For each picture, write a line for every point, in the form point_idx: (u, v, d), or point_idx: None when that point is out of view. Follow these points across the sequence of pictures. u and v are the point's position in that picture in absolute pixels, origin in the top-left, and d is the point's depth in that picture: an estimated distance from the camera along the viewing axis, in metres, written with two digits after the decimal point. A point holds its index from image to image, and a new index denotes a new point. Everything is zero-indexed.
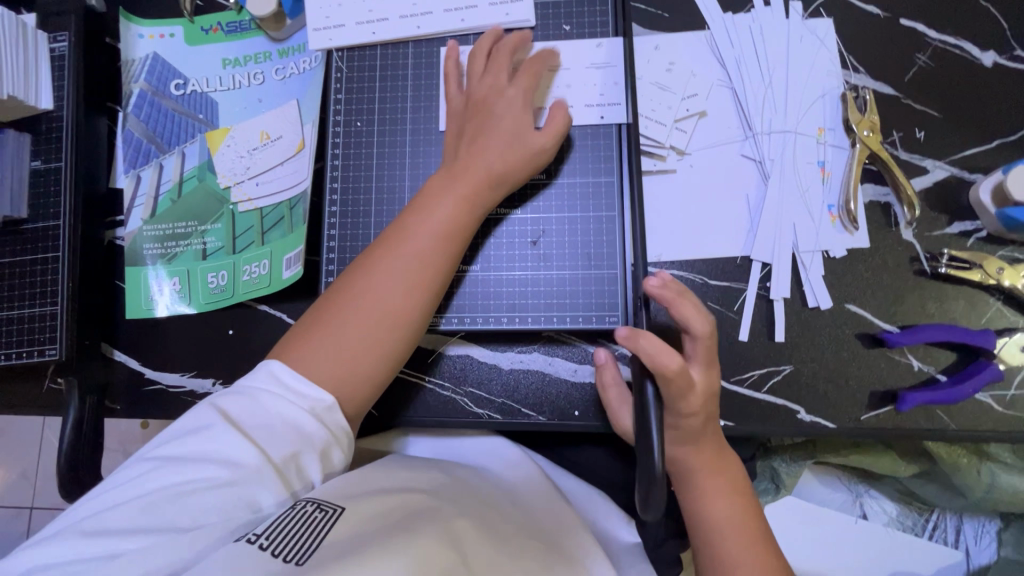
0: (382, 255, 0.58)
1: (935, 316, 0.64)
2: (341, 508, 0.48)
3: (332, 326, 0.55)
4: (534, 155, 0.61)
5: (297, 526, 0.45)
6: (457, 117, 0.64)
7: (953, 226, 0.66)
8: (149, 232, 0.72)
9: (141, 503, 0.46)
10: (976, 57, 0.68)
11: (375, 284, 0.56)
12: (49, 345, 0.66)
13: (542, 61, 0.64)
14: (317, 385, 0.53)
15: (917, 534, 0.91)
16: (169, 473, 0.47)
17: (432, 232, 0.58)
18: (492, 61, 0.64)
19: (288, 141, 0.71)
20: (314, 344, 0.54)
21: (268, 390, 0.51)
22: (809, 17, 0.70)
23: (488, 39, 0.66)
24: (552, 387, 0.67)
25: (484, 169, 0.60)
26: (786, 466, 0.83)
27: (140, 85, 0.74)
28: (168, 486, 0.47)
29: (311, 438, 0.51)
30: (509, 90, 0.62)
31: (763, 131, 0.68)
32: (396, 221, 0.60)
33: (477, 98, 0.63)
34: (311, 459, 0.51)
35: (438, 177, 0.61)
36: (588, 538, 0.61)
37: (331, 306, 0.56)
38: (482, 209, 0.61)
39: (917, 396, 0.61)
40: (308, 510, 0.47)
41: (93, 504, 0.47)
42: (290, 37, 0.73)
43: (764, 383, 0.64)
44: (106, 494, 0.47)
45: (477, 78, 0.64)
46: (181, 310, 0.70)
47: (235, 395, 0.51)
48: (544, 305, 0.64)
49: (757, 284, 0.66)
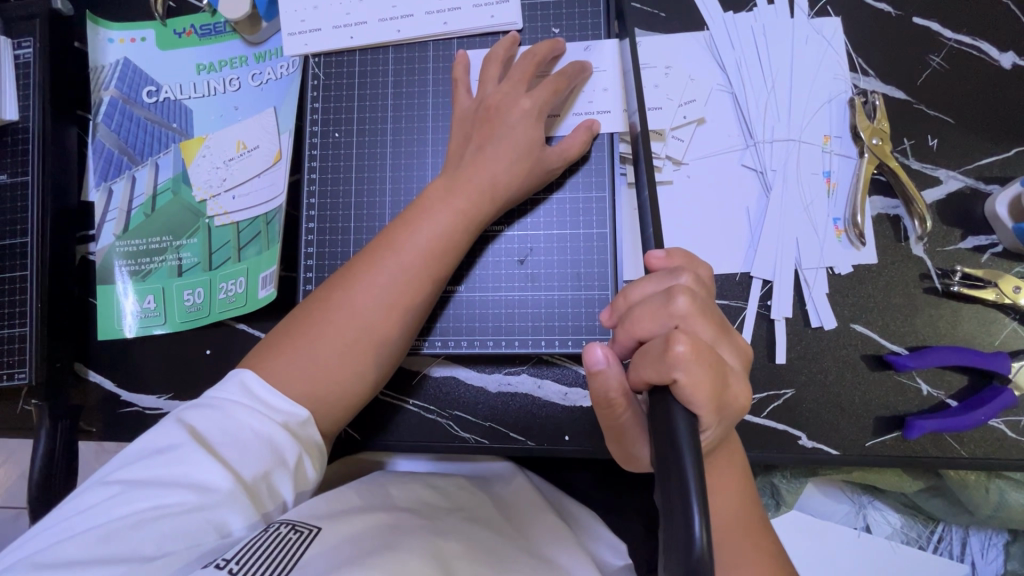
0: (367, 265, 0.54)
1: (946, 336, 0.61)
2: (317, 528, 0.45)
3: (309, 339, 0.52)
4: (543, 169, 0.58)
5: (270, 547, 0.42)
6: (466, 122, 0.60)
7: (966, 241, 0.62)
8: (122, 249, 0.69)
9: (103, 531, 0.42)
10: (994, 59, 0.64)
11: (356, 297, 0.53)
12: (18, 368, 0.64)
13: (568, 75, 0.59)
14: (289, 399, 0.50)
15: (922, 547, 0.87)
16: (132, 498, 0.43)
17: (425, 247, 0.55)
18: (515, 68, 0.60)
19: (265, 152, 0.68)
20: (289, 356, 0.51)
21: (238, 406, 0.48)
22: (815, 16, 0.65)
23: (504, 44, 0.62)
24: (541, 411, 0.64)
25: (485, 181, 0.56)
26: (787, 483, 0.80)
27: (110, 93, 0.71)
28: (131, 512, 0.42)
29: (284, 455, 0.48)
30: (525, 99, 0.58)
31: (765, 139, 0.64)
32: (386, 229, 0.56)
33: (490, 103, 0.59)
34: (283, 477, 0.48)
35: (436, 184, 0.57)
36: (579, 552, 0.57)
37: (311, 315, 0.53)
38: (480, 225, 0.58)
39: (926, 423, 0.58)
40: (281, 532, 0.44)
41: (50, 534, 0.43)
42: (266, 41, 0.69)
43: (764, 408, 0.61)
44: (63, 524, 0.43)
45: (489, 85, 0.60)
46: (155, 330, 0.68)
47: (203, 413, 0.48)
48: (532, 327, 0.61)
49: (757, 302, 0.62)
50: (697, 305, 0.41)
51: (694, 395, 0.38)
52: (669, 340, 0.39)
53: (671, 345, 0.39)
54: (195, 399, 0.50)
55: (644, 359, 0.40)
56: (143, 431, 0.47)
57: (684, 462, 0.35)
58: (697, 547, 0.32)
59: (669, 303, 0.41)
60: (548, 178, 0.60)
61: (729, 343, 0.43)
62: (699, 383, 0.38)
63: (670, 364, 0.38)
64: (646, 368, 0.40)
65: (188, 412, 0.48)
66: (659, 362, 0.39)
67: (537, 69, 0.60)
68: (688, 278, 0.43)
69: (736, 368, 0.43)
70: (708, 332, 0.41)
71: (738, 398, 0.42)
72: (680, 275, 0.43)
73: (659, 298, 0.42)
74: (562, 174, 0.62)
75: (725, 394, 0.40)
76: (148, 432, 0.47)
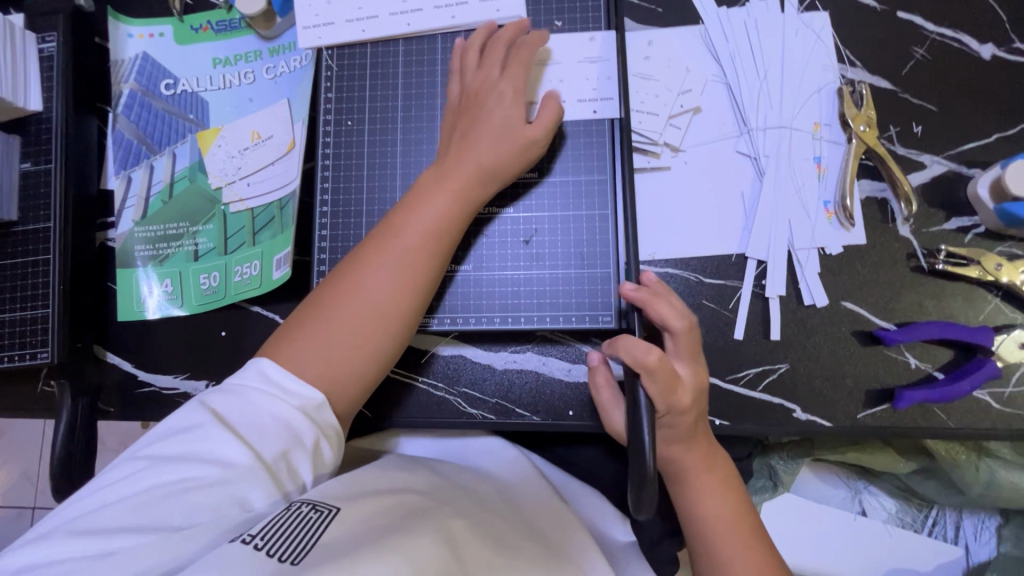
0: (371, 252, 0.57)
1: (932, 313, 0.64)
2: (336, 509, 0.47)
3: (319, 324, 0.55)
4: (526, 146, 0.60)
5: (293, 526, 0.44)
6: (453, 112, 0.64)
7: (951, 222, 0.65)
8: (141, 234, 0.71)
9: (134, 502, 0.44)
10: (975, 50, 0.67)
11: (361, 283, 0.56)
12: (40, 348, 0.66)
13: (528, 47, 0.63)
14: (306, 383, 0.52)
15: (916, 530, 0.89)
16: (159, 472, 0.46)
17: (423, 231, 0.57)
18: (487, 54, 0.63)
19: (279, 141, 0.70)
20: (302, 341, 0.54)
21: (257, 391, 0.51)
22: (804, 11, 0.69)
23: (479, 32, 0.65)
24: (546, 388, 0.66)
25: (472, 163, 0.59)
26: (784, 464, 0.83)
27: (129, 85, 0.74)
28: (160, 485, 0.45)
29: (301, 437, 0.50)
30: (502, 83, 0.61)
31: (758, 126, 0.67)
32: (387, 217, 0.59)
33: (471, 90, 0.62)
34: (300, 457, 0.50)
35: (428, 173, 0.60)
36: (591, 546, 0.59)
37: (320, 302, 0.56)
38: (471, 206, 0.60)
39: (915, 394, 0.60)
40: (303, 512, 0.46)
41: (85, 503, 0.45)
42: (281, 35, 0.72)
43: (759, 382, 0.63)
44: (97, 494, 0.46)
45: (469, 73, 0.63)
46: (173, 311, 0.70)
47: (225, 397, 0.50)
48: (537, 304, 0.64)
49: (752, 282, 0.65)
50: (687, 334, 0.56)
51: (650, 388, 0.52)
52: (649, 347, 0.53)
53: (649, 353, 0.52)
54: (216, 384, 0.53)
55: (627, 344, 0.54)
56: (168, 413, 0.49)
57: (640, 419, 0.50)
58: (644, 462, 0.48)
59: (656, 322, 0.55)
60: (534, 156, 0.62)
61: (691, 366, 0.56)
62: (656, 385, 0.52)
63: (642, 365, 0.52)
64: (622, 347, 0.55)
65: (211, 395, 0.50)
66: (636, 352, 0.53)
67: (509, 51, 0.64)
68: (687, 324, 0.56)
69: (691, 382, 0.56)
70: (678, 351, 0.56)
71: (686, 407, 0.55)
72: (683, 320, 0.56)
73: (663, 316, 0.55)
74: (545, 157, 0.65)
75: (674, 397, 0.54)
76: (171, 413, 0.50)
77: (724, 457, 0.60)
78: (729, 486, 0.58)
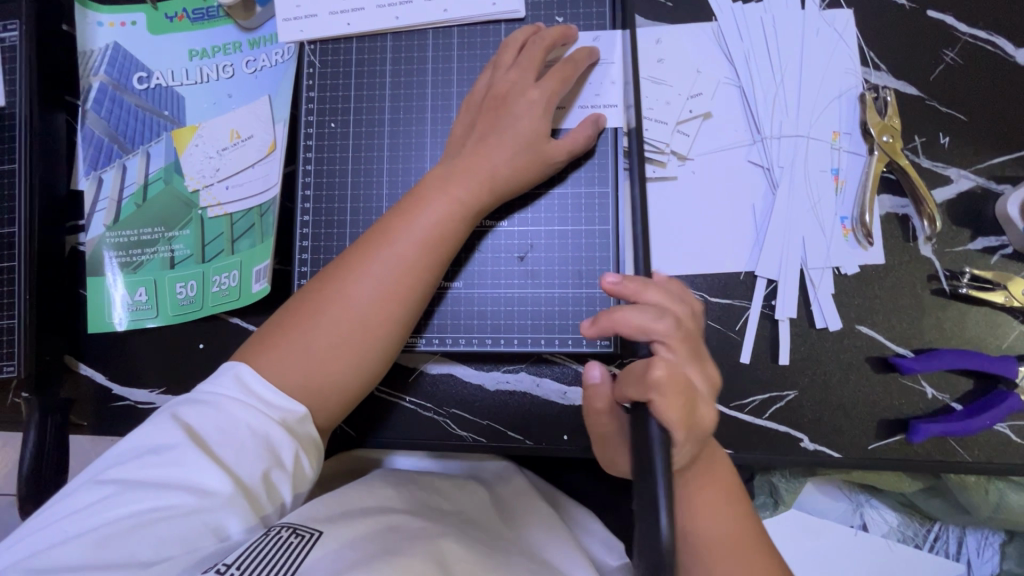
0: (362, 257, 0.53)
1: (953, 339, 0.60)
2: (318, 532, 0.44)
3: (303, 331, 0.51)
4: (545, 162, 0.57)
5: (271, 551, 0.41)
6: (472, 110, 0.59)
7: (976, 242, 0.61)
8: (112, 239, 0.67)
9: (98, 534, 0.40)
10: (1009, 54, 0.62)
11: (350, 290, 0.52)
12: (7, 361, 0.63)
13: (576, 62, 0.58)
14: (284, 395, 0.48)
15: (918, 545, 0.85)
16: (127, 500, 0.42)
17: (420, 237, 0.53)
18: (523, 55, 0.58)
19: (259, 142, 0.66)
20: (282, 347, 0.50)
21: (236, 402, 0.47)
22: (827, 8, 0.64)
23: (526, 31, 0.60)
24: (540, 411, 0.63)
25: (484, 171, 0.55)
26: (785, 482, 0.79)
27: (99, 78, 0.69)
28: (127, 514, 0.41)
29: (281, 454, 0.46)
30: (533, 90, 0.56)
31: (773, 135, 0.63)
32: (382, 219, 0.55)
33: (498, 92, 0.57)
34: (281, 477, 0.46)
35: (435, 172, 0.56)
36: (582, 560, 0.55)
37: (304, 305, 0.52)
38: (478, 215, 0.56)
39: (930, 428, 0.57)
40: (282, 536, 0.43)
41: (43, 535, 0.41)
42: (261, 26, 0.67)
43: (765, 409, 0.60)
44: (56, 524, 0.41)
45: (501, 71, 0.58)
46: (147, 323, 0.66)
47: (198, 410, 0.46)
48: (531, 325, 0.60)
49: (761, 302, 0.61)
50: (678, 330, 0.44)
51: (669, 416, 0.40)
52: (648, 363, 0.42)
53: (650, 368, 0.41)
54: (188, 394, 0.48)
55: (628, 380, 0.43)
56: (135, 430, 0.45)
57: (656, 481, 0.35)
58: (663, 546, 0.33)
59: (654, 321, 0.43)
60: (551, 172, 0.58)
61: (700, 369, 0.44)
62: (671, 409, 0.40)
63: (648, 387, 0.41)
64: (630, 387, 0.42)
65: (183, 409, 0.46)
66: (639, 383, 0.41)
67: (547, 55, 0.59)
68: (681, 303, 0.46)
69: (707, 393, 0.44)
70: (681, 355, 0.43)
71: (705, 420, 0.43)
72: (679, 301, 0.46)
73: (648, 314, 0.43)
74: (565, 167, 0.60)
75: (695, 412, 0.42)
76: (140, 430, 0.45)
77: (723, 458, 0.51)
78: (728, 496, 0.49)
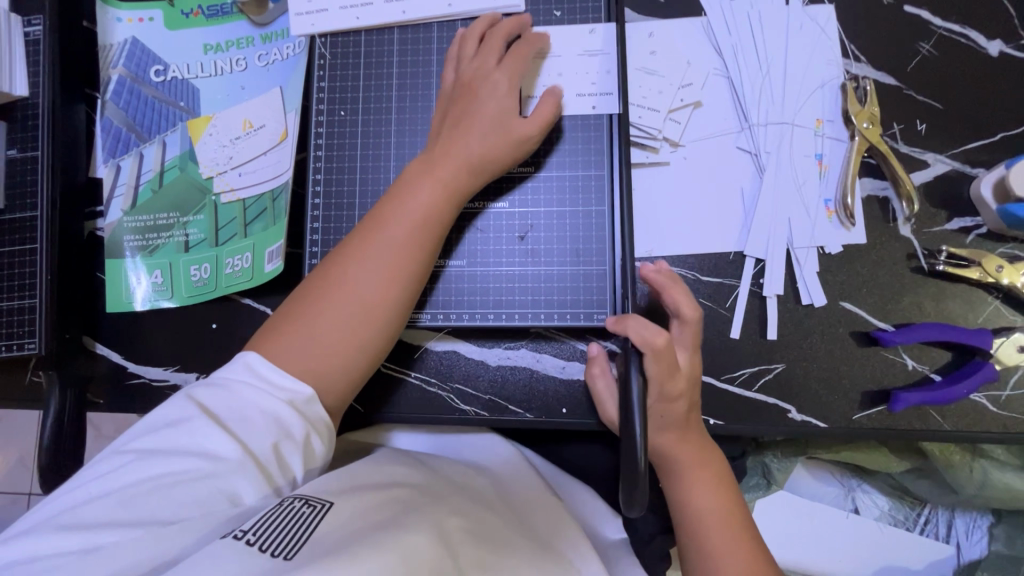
0: (357, 245, 0.56)
1: (932, 315, 0.63)
2: (329, 502, 0.46)
3: (307, 319, 0.54)
4: (522, 141, 0.60)
5: (285, 520, 0.43)
6: (445, 101, 0.62)
7: (952, 223, 0.64)
8: (130, 224, 0.70)
9: (121, 497, 0.43)
10: (982, 47, 0.66)
11: (347, 276, 0.55)
12: (28, 338, 0.65)
13: (530, 42, 0.62)
14: (293, 377, 0.51)
15: (909, 529, 0.87)
16: (147, 465, 0.44)
17: (409, 221, 0.56)
18: (484, 45, 0.62)
19: (271, 131, 0.69)
20: (287, 335, 0.53)
21: (246, 383, 0.50)
22: (810, 3, 0.67)
23: (483, 22, 0.63)
24: (540, 385, 0.65)
25: (462, 155, 0.58)
26: (777, 462, 0.82)
27: (118, 71, 0.72)
28: (147, 478, 0.44)
29: (291, 429, 0.48)
30: (496, 74, 0.60)
31: (760, 122, 0.66)
32: (371, 210, 0.58)
33: (464, 80, 0.61)
34: (291, 450, 0.48)
35: (415, 163, 0.59)
36: (581, 542, 0.57)
37: (305, 297, 0.55)
38: (462, 197, 0.59)
39: (910, 396, 0.60)
40: (295, 507, 0.45)
41: (70, 497, 0.44)
42: (273, 22, 0.71)
43: (755, 381, 0.63)
44: (83, 487, 0.44)
45: (466, 62, 0.62)
46: (163, 303, 0.69)
47: (212, 391, 0.49)
48: (531, 301, 0.63)
49: (750, 280, 0.64)
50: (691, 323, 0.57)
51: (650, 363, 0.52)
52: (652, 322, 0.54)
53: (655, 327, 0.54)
54: (203, 379, 0.51)
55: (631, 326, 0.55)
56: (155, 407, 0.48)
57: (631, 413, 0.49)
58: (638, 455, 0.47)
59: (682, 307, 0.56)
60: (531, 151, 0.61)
61: (691, 358, 0.57)
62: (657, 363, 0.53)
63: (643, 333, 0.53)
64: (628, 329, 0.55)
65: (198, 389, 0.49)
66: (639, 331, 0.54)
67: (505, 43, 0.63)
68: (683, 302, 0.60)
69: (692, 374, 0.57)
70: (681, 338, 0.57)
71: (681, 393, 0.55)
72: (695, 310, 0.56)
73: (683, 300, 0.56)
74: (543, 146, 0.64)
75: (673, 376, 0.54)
76: (159, 408, 0.48)
77: (716, 450, 0.59)
78: (716, 479, 0.56)
